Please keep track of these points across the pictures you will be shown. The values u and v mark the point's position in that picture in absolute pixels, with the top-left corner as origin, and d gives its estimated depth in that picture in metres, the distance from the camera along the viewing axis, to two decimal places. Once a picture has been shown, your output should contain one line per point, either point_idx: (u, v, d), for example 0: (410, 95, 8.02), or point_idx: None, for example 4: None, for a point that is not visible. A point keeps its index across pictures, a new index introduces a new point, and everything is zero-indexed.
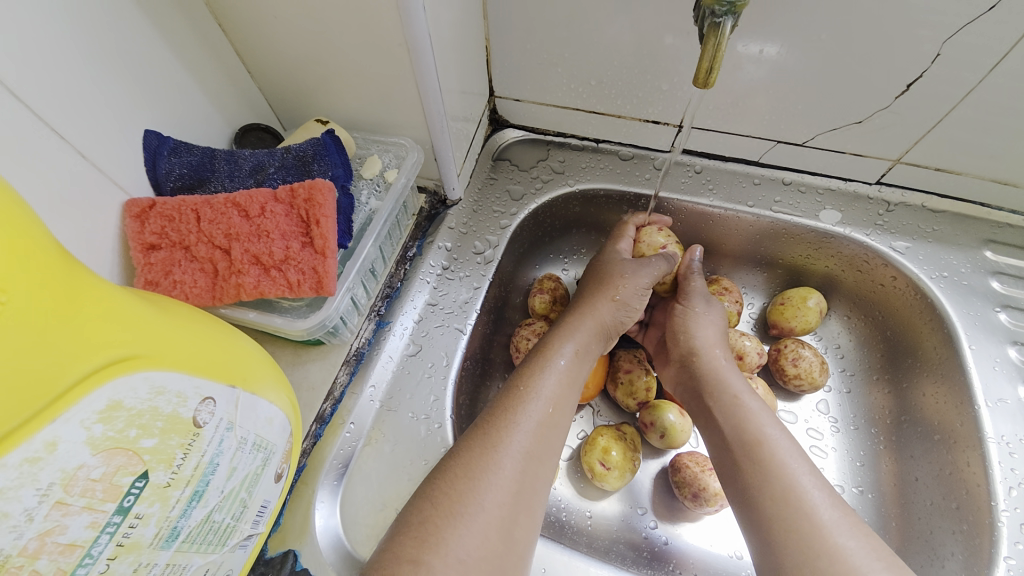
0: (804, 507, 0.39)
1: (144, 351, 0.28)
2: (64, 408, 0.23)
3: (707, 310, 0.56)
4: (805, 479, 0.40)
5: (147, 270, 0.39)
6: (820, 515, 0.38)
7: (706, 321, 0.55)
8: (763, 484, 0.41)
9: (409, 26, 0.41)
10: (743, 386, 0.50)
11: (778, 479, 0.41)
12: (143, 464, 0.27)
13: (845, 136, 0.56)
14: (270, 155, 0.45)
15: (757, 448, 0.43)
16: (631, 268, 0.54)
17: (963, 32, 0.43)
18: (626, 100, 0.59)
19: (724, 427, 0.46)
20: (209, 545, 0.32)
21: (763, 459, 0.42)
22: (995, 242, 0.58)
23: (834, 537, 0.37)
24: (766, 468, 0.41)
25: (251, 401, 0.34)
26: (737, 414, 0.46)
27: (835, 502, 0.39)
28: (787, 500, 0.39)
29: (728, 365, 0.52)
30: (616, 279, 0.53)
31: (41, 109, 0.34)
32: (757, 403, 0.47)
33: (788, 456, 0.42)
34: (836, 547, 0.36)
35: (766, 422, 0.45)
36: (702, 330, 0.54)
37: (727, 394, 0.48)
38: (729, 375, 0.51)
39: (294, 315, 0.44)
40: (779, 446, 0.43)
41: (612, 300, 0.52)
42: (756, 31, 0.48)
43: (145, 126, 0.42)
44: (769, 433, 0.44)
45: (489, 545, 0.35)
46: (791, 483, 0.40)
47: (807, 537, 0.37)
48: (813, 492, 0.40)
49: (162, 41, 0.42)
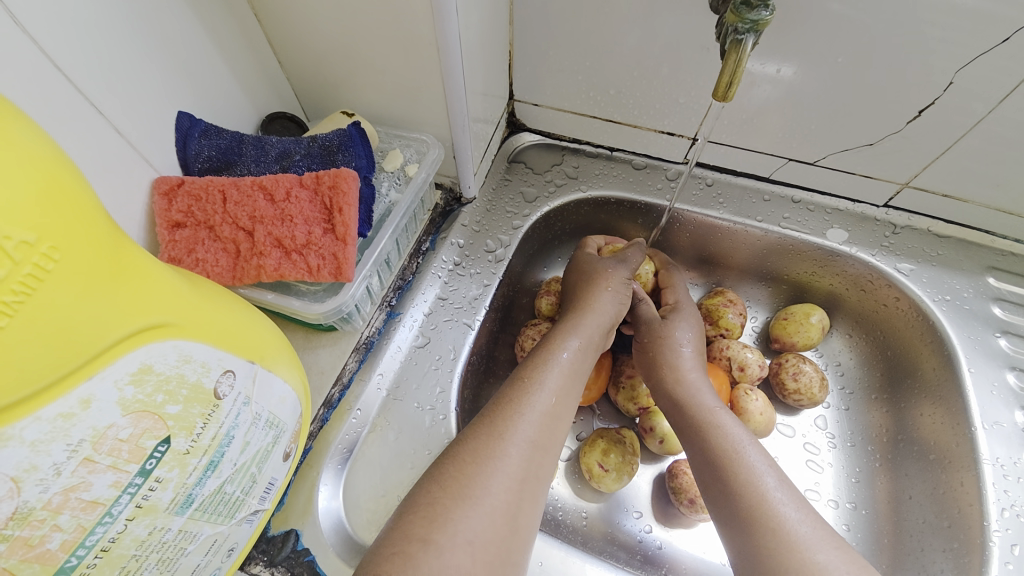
0: (774, 523, 0.39)
1: (174, 320, 0.29)
2: (100, 367, 0.24)
3: (668, 328, 0.56)
4: (777, 495, 0.41)
5: (171, 247, 0.40)
6: (790, 530, 0.38)
7: (675, 338, 0.55)
8: (744, 494, 0.41)
9: (441, 27, 0.42)
10: (714, 402, 0.50)
11: (747, 495, 0.41)
12: (166, 429, 0.28)
13: (856, 157, 0.57)
14: (296, 144, 0.47)
15: (732, 464, 0.43)
16: (611, 264, 0.57)
17: (975, 63, 0.45)
18: (643, 111, 0.60)
19: (706, 438, 0.46)
20: (219, 516, 0.33)
21: (737, 475, 0.43)
22: (998, 270, 0.59)
23: (803, 552, 0.37)
24: (739, 483, 0.42)
25: (267, 378, 0.35)
26: (712, 429, 0.47)
27: (807, 518, 0.40)
28: (760, 511, 0.40)
29: (698, 380, 0.52)
30: (602, 273, 0.56)
31: (85, 87, 0.35)
32: (732, 419, 0.48)
33: (763, 472, 0.43)
34: (806, 561, 0.36)
35: (744, 440, 0.45)
36: (665, 348, 0.55)
37: (707, 406, 0.49)
38: (697, 390, 0.51)
39: (312, 298, 0.45)
40: (751, 465, 0.43)
41: (607, 289, 0.54)
42: (773, 51, 0.49)
43: (179, 107, 0.43)
44: (744, 450, 0.44)
45: (493, 529, 0.35)
46: (762, 498, 0.41)
47: (776, 551, 0.37)
48: (785, 507, 0.40)
49: (201, 27, 0.43)
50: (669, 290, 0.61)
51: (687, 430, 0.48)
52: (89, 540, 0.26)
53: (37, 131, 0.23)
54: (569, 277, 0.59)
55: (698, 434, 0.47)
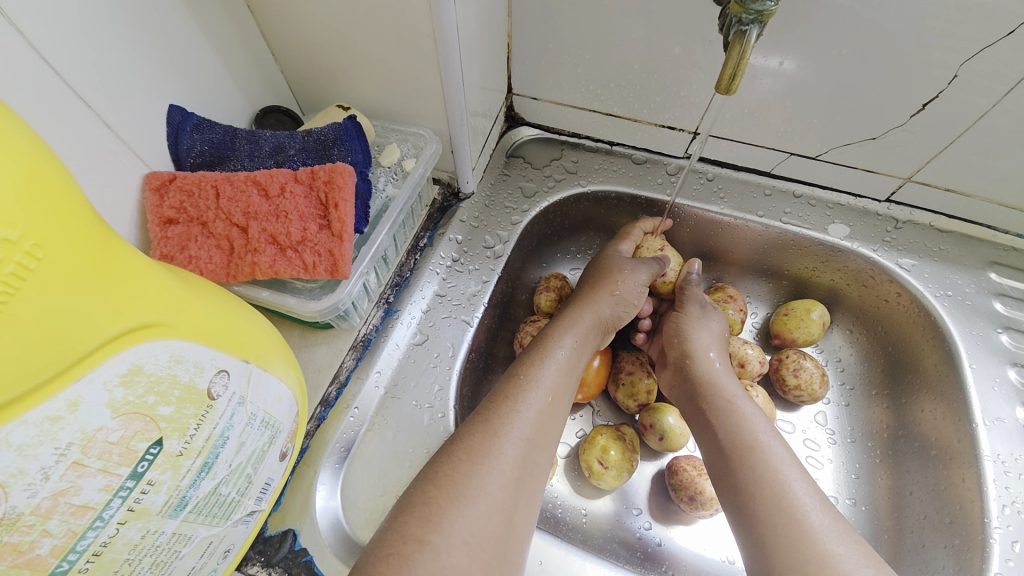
0: (794, 516, 0.39)
1: (166, 319, 0.28)
2: (88, 368, 0.23)
3: (711, 315, 0.58)
4: (797, 486, 0.40)
5: (163, 244, 0.39)
6: (810, 521, 0.38)
7: (709, 329, 0.56)
8: (761, 485, 0.41)
9: (437, 18, 0.41)
10: (737, 391, 0.50)
11: (769, 484, 0.41)
12: (158, 431, 0.27)
13: (857, 152, 0.56)
14: (291, 138, 0.46)
15: (751, 454, 0.43)
16: (629, 265, 0.56)
17: (980, 57, 0.44)
18: (643, 105, 0.59)
19: (720, 429, 0.46)
20: (214, 518, 0.33)
21: (756, 467, 0.42)
22: (1000, 265, 0.59)
23: (825, 543, 0.37)
24: (759, 472, 0.42)
25: (262, 377, 0.34)
26: (730, 420, 0.46)
27: (827, 509, 0.39)
28: (778, 505, 0.39)
29: (722, 368, 0.52)
30: (614, 275, 0.55)
31: (72, 80, 0.34)
32: (754, 407, 0.47)
33: (781, 463, 0.42)
34: (826, 553, 0.36)
35: (762, 430, 0.45)
36: (699, 329, 0.56)
37: (719, 399, 0.48)
38: (721, 379, 0.51)
39: (307, 296, 0.44)
40: (774, 454, 0.43)
41: (612, 295, 0.54)
42: (774, 44, 0.48)
43: (170, 101, 0.42)
44: (765, 440, 0.44)
45: (490, 528, 0.35)
46: (781, 490, 0.40)
47: (795, 542, 0.37)
48: (805, 499, 0.40)
49: (192, 18, 0.42)
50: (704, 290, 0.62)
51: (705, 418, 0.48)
52: (80, 545, 0.25)
53: (20, 125, 0.22)
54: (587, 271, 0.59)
55: (711, 428, 0.47)
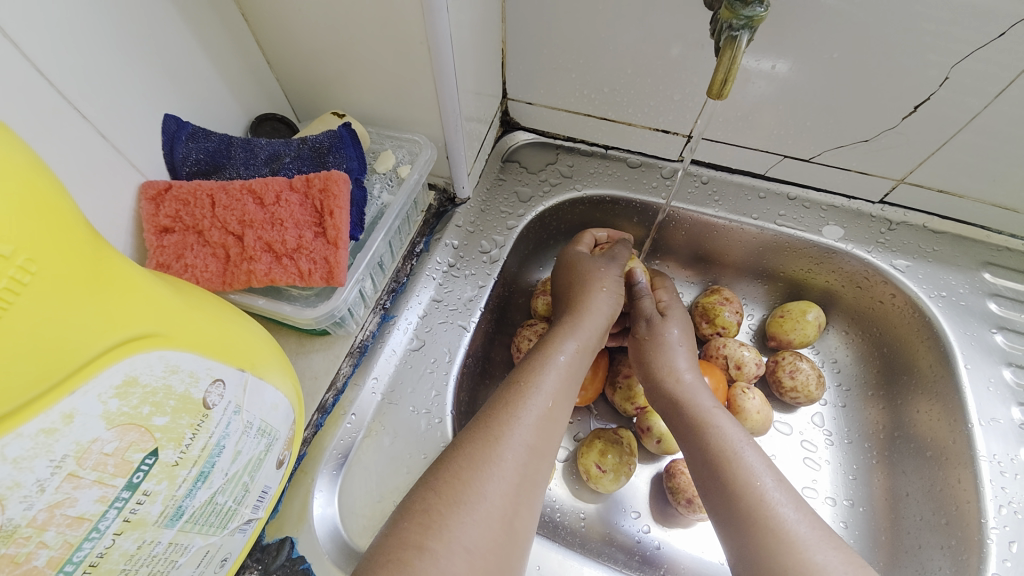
0: (772, 524, 0.39)
1: (161, 330, 0.28)
2: (83, 380, 0.23)
3: (665, 327, 0.55)
4: (773, 495, 0.41)
5: (159, 253, 0.39)
6: (788, 529, 0.38)
7: (667, 338, 0.55)
8: (737, 498, 0.41)
9: (431, 25, 0.42)
10: (711, 403, 0.49)
11: (746, 494, 0.41)
12: (154, 441, 0.27)
13: (851, 154, 0.57)
14: (286, 146, 0.46)
15: (725, 470, 0.43)
16: (602, 264, 0.56)
17: (971, 59, 0.44)
18: (637, 109, 0.60)
19: (697, 441, 0.46)
20: (210, 527, 0.33)
21: (729, 480, 0.42)
22: (994, 265, 0.59)
23: (803, 552, 0.37)
24: (738, 483, 0.42)
25: (258, 386, 0.35)
26: (708, 430, 0.46)
27: (805, 517, 0.39)
28: (757, 512, 0.40)
29: (694, 381, 0.51)
30: (596, 274, 0.55)
31: (67, 90, 0.34)
32: (729, 420, 0.47)
33: (759, 473, 0.42)
34: (805, 561, 0.36)
35: (739, 440, 0.45)
36: (662, 349, 0.54)
37: (697, 410, 0.48)
38: (696, 392, 0.50)
39: (303, 303, 0.45)
40: (748, 465, 0.43)
41: (602, 290, 0.54)
42: (766, 48, 0.49)
43: (165, 110, 0.42)
44: (739, 451, 0.44)
45: (491, 536, 0.35)
46: (760, 499, 0.41)
47: (775, 550, 0.37)
48: (783, 507, 0.40)
49: (187, 27, 0.42)
50: (662, 289, 0.61)
51: (684, 432, 0.48)
52: (77, 556, 0.25)
53: (16, 141, 0.22)
54: (560, 279, 0.58)
55: (693, 438, 0.47)
